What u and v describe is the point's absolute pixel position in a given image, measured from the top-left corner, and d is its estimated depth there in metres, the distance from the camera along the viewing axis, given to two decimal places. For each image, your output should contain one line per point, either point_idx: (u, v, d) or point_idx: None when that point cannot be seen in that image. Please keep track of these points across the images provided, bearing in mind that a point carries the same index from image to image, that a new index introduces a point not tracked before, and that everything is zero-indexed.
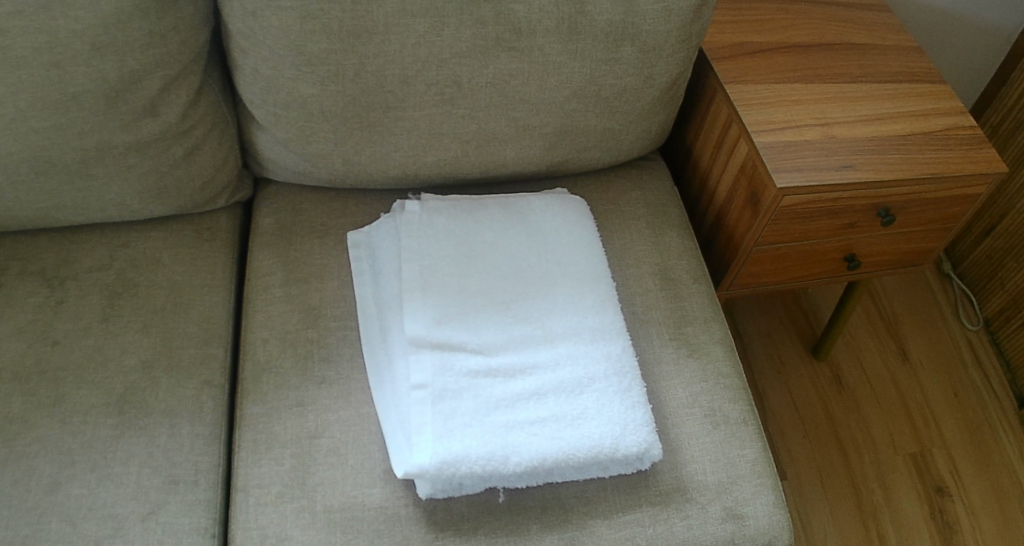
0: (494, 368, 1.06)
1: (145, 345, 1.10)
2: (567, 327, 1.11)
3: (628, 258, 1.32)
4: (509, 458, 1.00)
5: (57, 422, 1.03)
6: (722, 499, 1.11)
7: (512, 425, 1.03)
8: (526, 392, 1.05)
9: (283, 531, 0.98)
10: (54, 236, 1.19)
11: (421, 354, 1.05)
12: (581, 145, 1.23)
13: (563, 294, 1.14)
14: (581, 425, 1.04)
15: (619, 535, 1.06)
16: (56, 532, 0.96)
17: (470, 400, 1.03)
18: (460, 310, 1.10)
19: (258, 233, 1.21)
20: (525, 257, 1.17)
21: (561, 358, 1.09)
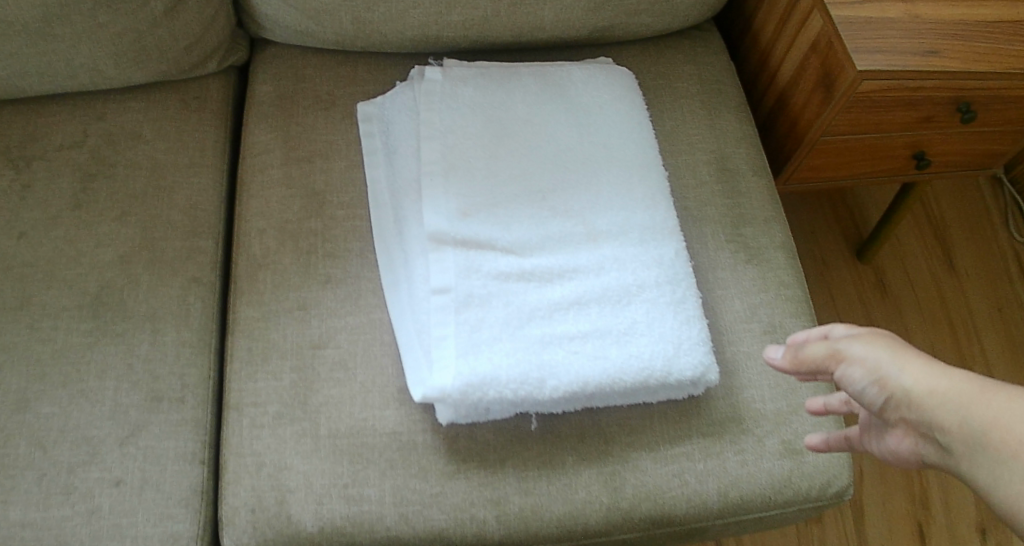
0: (527, 271, 0.90)
1: (124, 237, 0.93)
2: (613, 224, 0.94)
3: (681, 142, 1.12)
4: (545, 383, 0.85)
5: (24, 327, 0.89)
6: (780, 431, 0.96)
7: (547, 341, 0.87)
8: (563, 302, 0.89)
9: (282, 460, 0.85)
10: (18, 106, 1.01)
11: (444, 251, 0.88)
12: (629, 7, 1.04)
13: (608, 184, 0.96)
14: (630, 342, 0.89)
15: (665, 471, 0.92)
16: (24, 457, 0.84)
17: (498, 309, 0.87)
18: (488, 200, 0.92)
19: (254, 102, 1.02)
20: (564, 139, 0.98)
21: (607, 262, 0.92)
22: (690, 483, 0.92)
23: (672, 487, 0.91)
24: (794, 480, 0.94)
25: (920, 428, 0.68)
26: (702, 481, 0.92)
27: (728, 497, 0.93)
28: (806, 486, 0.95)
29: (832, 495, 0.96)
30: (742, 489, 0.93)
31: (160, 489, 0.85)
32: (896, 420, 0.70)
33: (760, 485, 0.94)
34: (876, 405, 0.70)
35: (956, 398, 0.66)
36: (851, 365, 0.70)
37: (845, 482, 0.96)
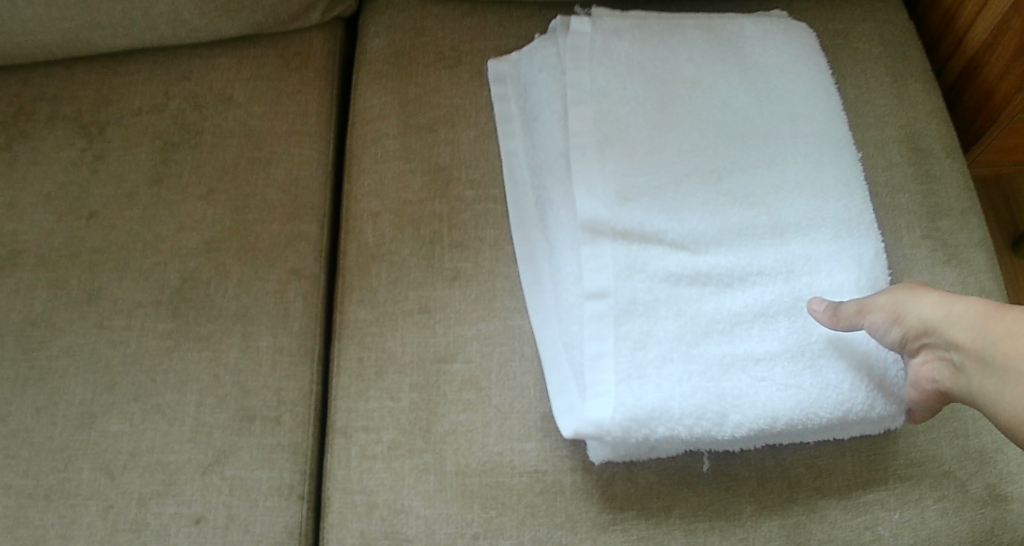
0: (700, 272, 0.71)
1: (210, 219, 0.78)
2: (804, 212, 0.74)
3: (870, 115, 0.91)
4: (724, 420, 0.67)
5: (92, 326, 0.75)
6: (984, 473, 0.73)
7: (726, 364, 0.69)
8: (744, 311, 0.70)
9: (399, 500, 0.69)
10: (93, 64, 0.87)
11: (602, 245, 0.70)
12: None
13: (793, 159, 0.76)
14: (830, 363, 0.69)
15: (852, 523, 0.71)
16: (90, 484, 0.70)
17: (667, 321, 0.69)
18: (648, 179, 0.73)
19: (366, 60, 0.86)
20: (734, 103, 0.78)
21: (796, 263, 0.72)
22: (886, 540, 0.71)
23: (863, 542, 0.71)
24: (995, 534, 0.72)
25: (938, 359, 0.64)
26: (897, 536, 0.71)
27: None
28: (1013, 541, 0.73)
29: None
30: None
31: (250, 529, 0.69)
32: (913, 356, 0.66)
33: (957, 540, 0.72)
34: (901, 346, 0.66)
35: (968, 316, 0.62)
36: (871, 313, 0.66)
37: None
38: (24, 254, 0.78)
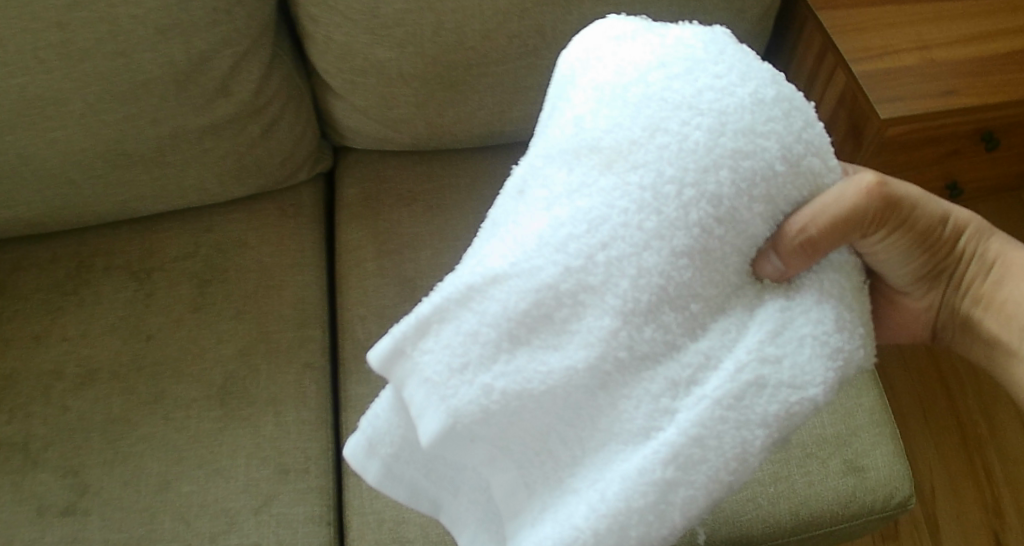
0: (587, 274, 0.64)
1: (240, 332, 1.06)
2: (698, 134, 0.64)
3: None
4: (676, 484, 0.62)
5: (159, 418, 1.00)
6: (841, 453, 1.00)
7: (652, 402, 0.64)
8: (667, 299, 0.64)
9: (400, 514, 0.95)
10: (134, 226, 1.14)
11: (420, 369, 0.66)
12: None
13: (667, 70, 0.66)
14: (805, 326, 0.64)
15: (739, 497, 0.97)
16: (171, 530, 0.95)
17: (539, 412, 0.66)
18: (490, 244, 0.69)
19: (343, 204, 1.17)
20: (588, 63, 0.70)
21: (706, 188, 0.64)
22: (766, 506, 0.97)
23: (747, 510, 0.96)
24: (858, 495, 0.98)
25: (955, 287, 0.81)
26: (775, 503, 0.97)
27: (799, 517, 0.97)
28: (871, 500, 0.98)
29: (895, 506, 0.99)
30: (812, 508, 0.97)
31: None
32: (926, 286, 0.80)
33: (826, 502, 0.98)
34: (921, 270, 0.78)
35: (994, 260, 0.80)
36: (906, 218, 0.73)
37: (906, 495, 0.99)
38: (100, 371, 1.03)
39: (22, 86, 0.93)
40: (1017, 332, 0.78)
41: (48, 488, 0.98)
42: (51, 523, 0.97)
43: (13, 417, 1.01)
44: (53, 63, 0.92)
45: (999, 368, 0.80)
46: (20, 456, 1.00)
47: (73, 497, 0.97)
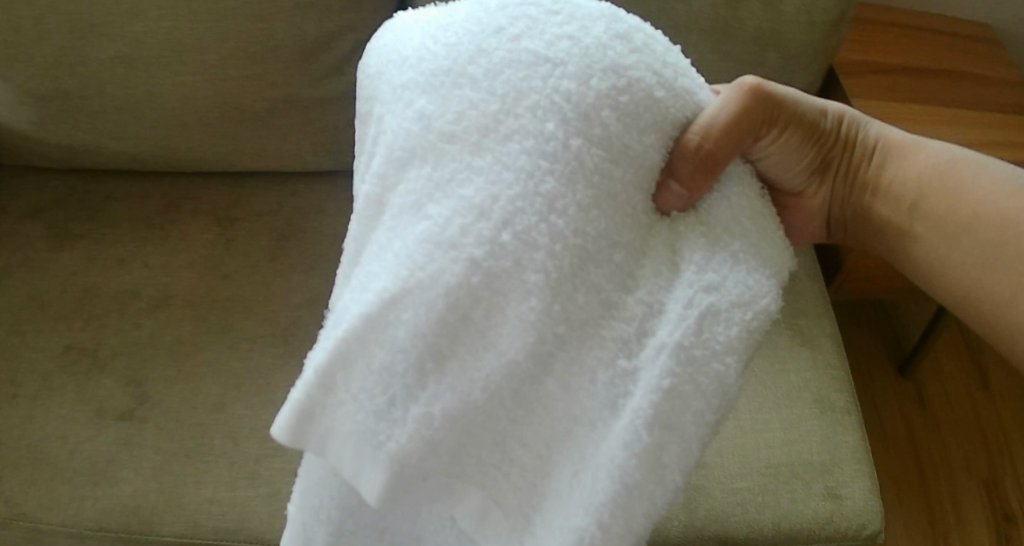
0: (498, 260, 0.67)
1: (310, 286, 1.15)
2: (567, 85, 0.69)
3: None
4: (665, 443, 0.66)
5: (226, 346, 1.09)
6: (823, 478, 1.11)
7: (609, 369, 0.67)
8: (589, 257, 0.68)
9: None
10: (226, 180, 1.24)
11: (340, 426, 0.70)
12: None
13: (506, 30, 0.71)
14: (732, 245, 0.69)
15: (729, 500, 1.09)
16: (220, 447, 1.03)
17: (479, 426, 0.69)
18: (365, 273, 0.71)
19: None
20: (401, 52, 0.74)
21: (595, 130, 0.68)
22: (751, 512, 1.09)
23: (736, 512, 1.09)
24: (833, 519, 1.09)
25: (858, 184, 0.82)
26: (760, 511, 1.09)
27: (780, 527, 1.09)
28: (844, 526, 1.09)
29: (865, 536, 1.10)
30: (791, 522, 1.09)
31: None
32: (821, 182, 0.82)
33: (804, 520, 1.09)
34: (811, 160, 0.81)
35: (894, 157, 0.81)
36: (784, 113, 0.78)
37: (876, 527, 1.11)
38: (176, 298, 1.12)
39: (169, 30, 1.07)
40: (906, 211, 0.79)
41: (109, 394, 1.06)
42: (108, 425, 1.05)
43: (87, 324, 1.10)
44: (201, 15, 1.06)
45: (914, 251, 0.79)
46: (88, 359, 1.08)
47: (133, 405, 1.05)
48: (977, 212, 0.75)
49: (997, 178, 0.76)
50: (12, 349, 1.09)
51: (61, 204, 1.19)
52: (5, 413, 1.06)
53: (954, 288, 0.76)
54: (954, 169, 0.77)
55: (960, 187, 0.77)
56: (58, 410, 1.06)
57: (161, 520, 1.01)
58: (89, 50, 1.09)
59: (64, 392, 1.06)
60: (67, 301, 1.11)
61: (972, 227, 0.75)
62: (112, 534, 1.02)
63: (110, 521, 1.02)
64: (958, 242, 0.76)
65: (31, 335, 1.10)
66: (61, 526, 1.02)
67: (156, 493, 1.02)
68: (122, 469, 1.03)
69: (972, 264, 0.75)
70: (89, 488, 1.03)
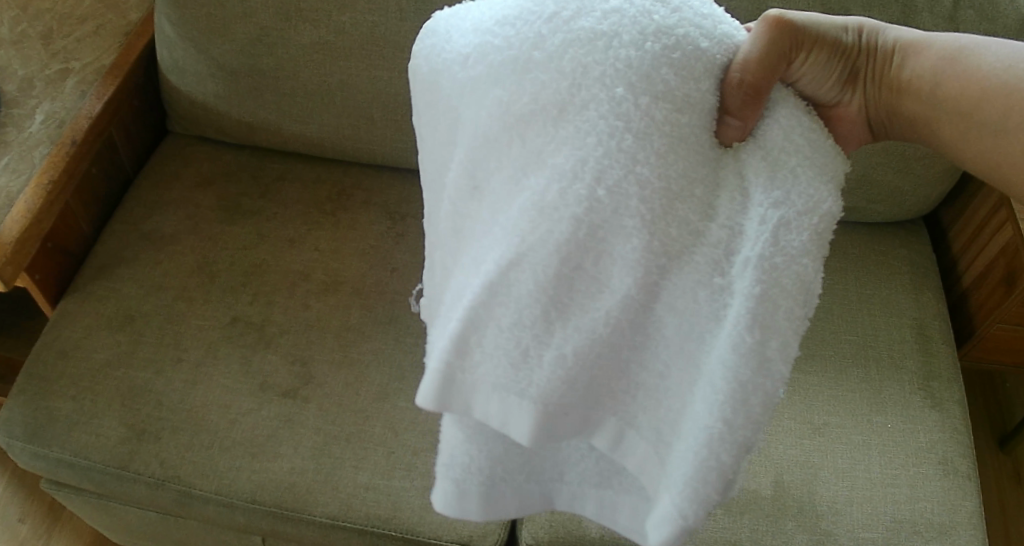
0: (598, 213, 0.67)
1: None
2: (627, 54, 0.67)
3: (894, 308, 1.27)
4: (766, 339, 0.65)
5: (391, 338, 1.13)
6: (943, 540, 1.09)
7: (705, 287, 0.66)
8: (675, 196, 0.67)
9: None
10: (397, 174, 1.29)
11: (482, 381, 0.71)
12: (871, 196, 1.27)
13: (560, 14, 0.68)
14: (789, 160, 0.67)
15: None
16: (380, 435, 1.06)
17: (609, 355, 0.70)
18: (480, 247, 0.72)
19: None
20: (455, 44, 0.72)
21: (659, 88, 0.67)
22: None
23: None
24: None
25: (895, 89, 0.77)
26: None
27: None
28: None
29: None
30: None
31: None
32: (860, 98, 0.77)
33: None
34: (840, 75, 0.75)
35: (921, 54, 0.76)
36: (805, 38, 0.73)
37: None
38: (344, 284, 1.16)
39: (375, 24, 1.09)
40: (932, 105, 0.75)
41: (275, 370, 1.09)
42: (271, 400, 1.07)
43: (255, 300, 1.14)
44: (409, 15, 1.08)
45: (948, 138, 0.76)
46: (255, 333, 1.12)
47: (296, 384, 1.08)
48: (1011, 94, 0.72)
49: (1014, 54, 0.72)
50: (180, 315, 1.13)
51: (235, 178, 1.26)
52: (171, 375, 1.08)
53: (994, 167, 0.74)
54: (968, 57, 0.74)
55: (974, 73, 0.73)
56: (222, 379, 1.08)
57: (315, 500, 1.02)
58: (290, 33, 1.11)
59: (229, 362, 1.09)
60: (236, 274, 1.16)
61: (1009, 111, 0.72)
62: (264, 509, 1.03)
63: (264, 495, 1.03)
64: (991, 129, 0.73)
65: (199, 303, 1.14)
66: (215, 494, 1.03)
67: (313, 473, 1.03)
68: (281, 446, 1.04)
69: (1011, 146, 0.72)
70: (246, 460, 1.04)
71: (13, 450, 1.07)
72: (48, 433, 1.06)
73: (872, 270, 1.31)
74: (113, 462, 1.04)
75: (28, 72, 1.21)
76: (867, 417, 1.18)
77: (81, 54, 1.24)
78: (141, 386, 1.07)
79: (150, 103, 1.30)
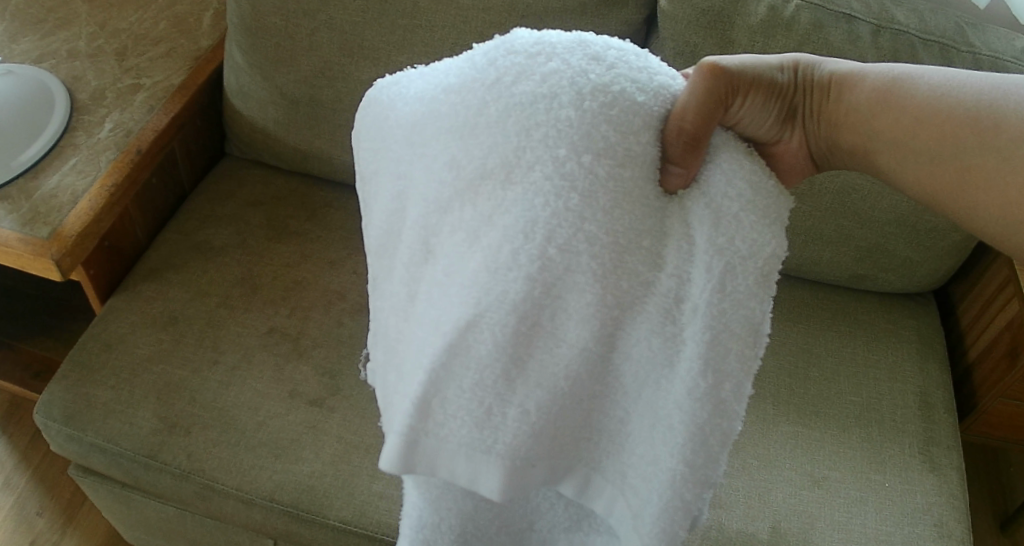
0: (552, 271, 0.70)
1: None
2: (567, 114, 0.70)
3: (900, 375, 1.32)
4: (721, 383, 0.72)
5: None
6: None
7: (659, 335, 0.71)
8: (625, 249, 0.71)
9: None
10: None
11: (449, 443, 0.76)
12: (884, 265, 1.33)
13: (500, 77, 0.72)
14: (732, 208, 0.71)
15: None
16: None
17: (572, 405, 0.76)
18: (434, 309, 0.74)
19: None
20: (399, 114, 0.76)
21: (601, 145, 0.70)
22: None
23: None
24: None
25: (832, 123, 0.81)
26: None
27: None
28: None
29: None
30: None
31: None
32: (798, 135, 0.82)
33: None
34: (778, 113, 0.80)
35: (854, 86, 0.81)
36: (742, 81, 0.77)
37: None
38: None
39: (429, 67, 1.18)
40: (869, 135, 0.80)
41: (305, 379, 1.15)
42: (299, 406, 1.12)
43: (293, 313, 1.21)
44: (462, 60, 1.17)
45: (886, 161, 0.81)
46: (290, 344, 1.18)
47: (323, 393, 1.14)
48: (945, 119, 0.77)
49: (945, 80, 0.78)
50: (220, 321, 1.19)
51: (285, 201, 1.34)
52: (206, 375, 1.14)
53: (931, 192, 0.79)
54: (901, 86, 0.79)
55: (907, 100, 0.78)
56: (255, 384, 1.14)
57: (330, 503, 1.07)
58: (349, 68, 1.20)
59: (264, 367, 1.15)
60: (277, 289, 1.23)
61: (944, 137, 0.77)
62: (282, 508, 1.07)
63: (283, 495, 1.07)
64: (928, 153, 0.78)
65: (241, 311, 1.20)
66: (236, 489, 1.08)
67: (331, 478, 1.08)
68: (304, 450, 1.09)
69: (947, 169, 0.78)
70: (270, 460, 1.09)
71: (50, 430, 1.13)
72: (84, 418, 1.11)
73: (882, 339, 1.36)
74: (143, 450, 1.09)
75: (102, 84, 1.32)
76: (866, 475, 1.21)
77: (152, 72, 1.34)
78: (177, 382, 1.13)
79: (212, 125, 1.39)
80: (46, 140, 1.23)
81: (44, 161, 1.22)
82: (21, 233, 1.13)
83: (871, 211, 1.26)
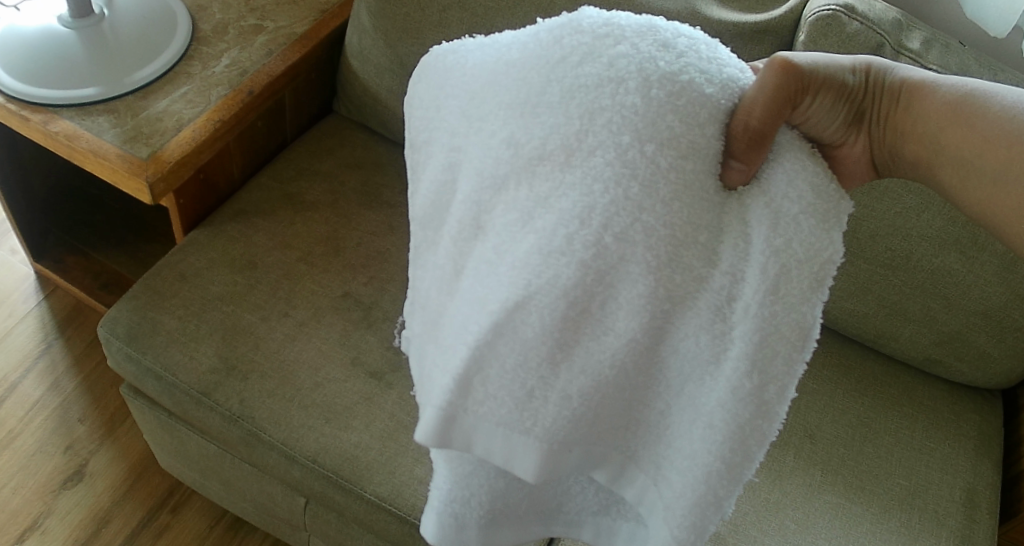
0: (603, 260, 0.68)
1: None
2: (633, 100, 0.68)
3: (954, 469, 1.28)
4: (764, 384, 0.70)
5: None
6: None
7: (707, 332, 0.69)
8: (680, 242, 0.68)
9: None
10: None
11: (485, 423, 0.74)
12: (960, 354, 1.30)
13: (565, 57, 0.69)
14: (790, 207, 0.68)
15: None
16: None
17: (615, 389, 0.73)
18: (480, 286, 0.72)
19: None
20: (455, 84, 0.74)
21: (664, 135, 0.68)
22: None
23: None
24: None
25: (895, 130, 0.80)
26: None
27: None
28: None
29: None
30: None
31: None
32: (861, 139, 0.80)
33: None
34: (846, 116, 0.77)
35: (920, 94, 0.79)
36: (812, 78, 0.74)
37: None
38: None
39: None
40: (932, 147, 0.79)
41: (369, 350, 1.15)
42: (358, 377, 1.13)
43: (370, 283, 1.21)
44: None
45: (945, 177, 0.79)
46: (361, 312, 1.18)
47: (385, 368, 1.14)
48: (1014, 142, 0.75)
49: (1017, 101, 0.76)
50: (299, 276, 1.20)
51: (383, 170, 1.34)
52: (275, 325, 1.15)
53: (989, 212, 0.78)
54: (973, 100, 0.77)
55: (978, 116, 0.76)
56: (320, 343, 1.14)
57: (369, 477, 1.06)
58: None
59: (331, 331, 1.16)
60: (358, 256, 1.23)
61: (1009, 160, 0.75)
62: (322, 471, 1.07)
63: (325, 458, 1.07)
64: (990, 175, 0.76)
65: (320, 271, 1.21)
66: (282, 444, 1.08)
67: (376, 452, 1.07)
68: (354, 419, 1.09)
69: (1008, 196, 0.76)
70: (320, 422, 1.09)
71: (111, 346, 1.14)
72: (147, 341, 1.13)
73: (941, 426, 1.33)
74: (198, 386, 1.10)
75: (225, 19, 1.33)
76: None
77: (276, 16, 1.34)
78: (245, 327, 1.14)
79: (325, 80, 1.40)
80: (161, 64, 1.24)
81: (156, 84, 1.23)
82: (121, 149, 1.14)
83: (962, 300, 1.23)
